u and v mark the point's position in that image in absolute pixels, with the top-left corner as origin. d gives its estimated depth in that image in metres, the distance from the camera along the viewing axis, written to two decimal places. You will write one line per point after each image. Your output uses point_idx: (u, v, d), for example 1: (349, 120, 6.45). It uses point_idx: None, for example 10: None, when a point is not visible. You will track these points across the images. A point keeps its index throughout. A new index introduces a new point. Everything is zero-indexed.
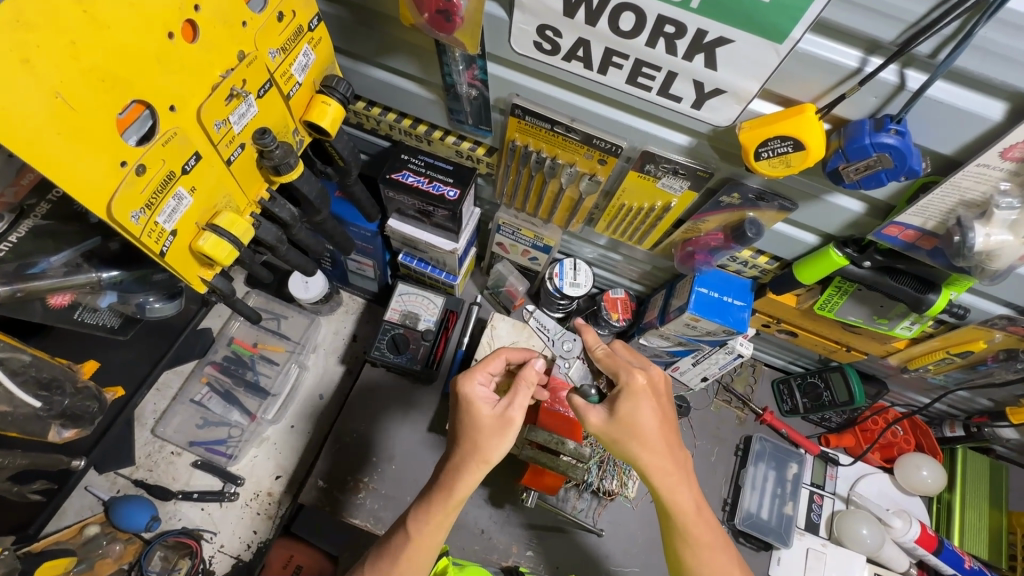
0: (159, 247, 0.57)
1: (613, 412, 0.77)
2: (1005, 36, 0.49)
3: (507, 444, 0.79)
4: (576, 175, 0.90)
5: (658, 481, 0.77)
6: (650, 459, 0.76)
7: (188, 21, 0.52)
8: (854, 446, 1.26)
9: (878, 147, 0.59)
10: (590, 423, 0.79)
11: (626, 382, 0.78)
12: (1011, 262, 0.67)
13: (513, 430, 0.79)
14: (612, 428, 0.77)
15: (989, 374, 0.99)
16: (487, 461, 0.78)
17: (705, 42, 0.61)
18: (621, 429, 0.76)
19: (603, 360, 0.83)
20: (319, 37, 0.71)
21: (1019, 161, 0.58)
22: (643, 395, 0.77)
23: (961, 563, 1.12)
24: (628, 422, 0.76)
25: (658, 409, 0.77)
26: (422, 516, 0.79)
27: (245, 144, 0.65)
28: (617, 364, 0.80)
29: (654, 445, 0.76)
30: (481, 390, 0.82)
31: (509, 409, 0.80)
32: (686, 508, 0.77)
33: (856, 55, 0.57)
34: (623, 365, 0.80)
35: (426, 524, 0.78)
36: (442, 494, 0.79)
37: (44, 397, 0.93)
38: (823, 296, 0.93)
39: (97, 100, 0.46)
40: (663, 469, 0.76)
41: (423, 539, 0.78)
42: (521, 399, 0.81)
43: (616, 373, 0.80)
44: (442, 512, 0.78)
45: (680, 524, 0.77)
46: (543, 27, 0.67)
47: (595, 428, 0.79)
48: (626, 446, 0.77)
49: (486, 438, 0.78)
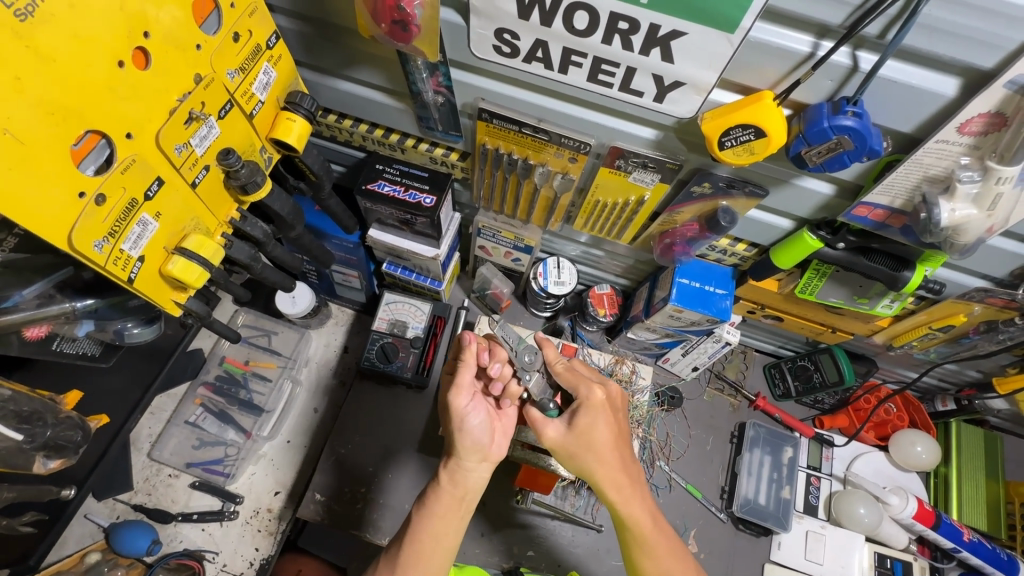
0: (127, 274, 0.57)
1: (569, 424, 0.81)
2: (951, 13, 0.50)
3: (462, 433, 0.82)
4: (550, 174, 0.90)
5: (609, 493, 0.79)
6: (605, 473, 0.79)
7: (139, 48, 0.52)
8: (847, 426, 1.25)
9: (838, 130, 0.60)
10: (547, 436, 0.82)
11: (585, 397, 0.82)
12: (980, 235, 0.67)
13: (460, 413, 0.83)
14: (569, 439, 0.80)
15: (974, 346, 0.99)
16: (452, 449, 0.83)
17: (660, 35, 0.61)
18: (577, 441, 0.80)
19: (563, 375, 0.84)
20: (278, 54, 0.71)
21: (977, 135, 0.58)
22: (598, 411, 0.81)
23: (960, 535, 1.11)
24: (582, 433, 0.80)
25: (611, 425, 0.81)
26: (426, 513, 0.78)
27: (210, 165, 0.66)
28: (575, 378, 0.83)
29: (606, 457, 0.79)
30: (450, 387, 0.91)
31: (460, 389, 0.83)
32: (643, 521, 0.78)
33: (808, 39, 0.58)
34: (581, 381, 0.83)
35: (433, 518, 0.78)
36: (436, 489, 0.81)
37: (26, 430, 0.94)
38: (803, 279, 0.93)
39: (46, 134, 0.46)
40: (616, 482, 0.79)
41: (427, 533, 0.76)
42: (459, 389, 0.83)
43: (576, 388, 0.83)
44: (441, 503, 0.79)
45: (635, 535, 0.78)
46: (499, 30, 0.67)
47: (551, 442, 0.82)
48: (584, 458, 0.80)
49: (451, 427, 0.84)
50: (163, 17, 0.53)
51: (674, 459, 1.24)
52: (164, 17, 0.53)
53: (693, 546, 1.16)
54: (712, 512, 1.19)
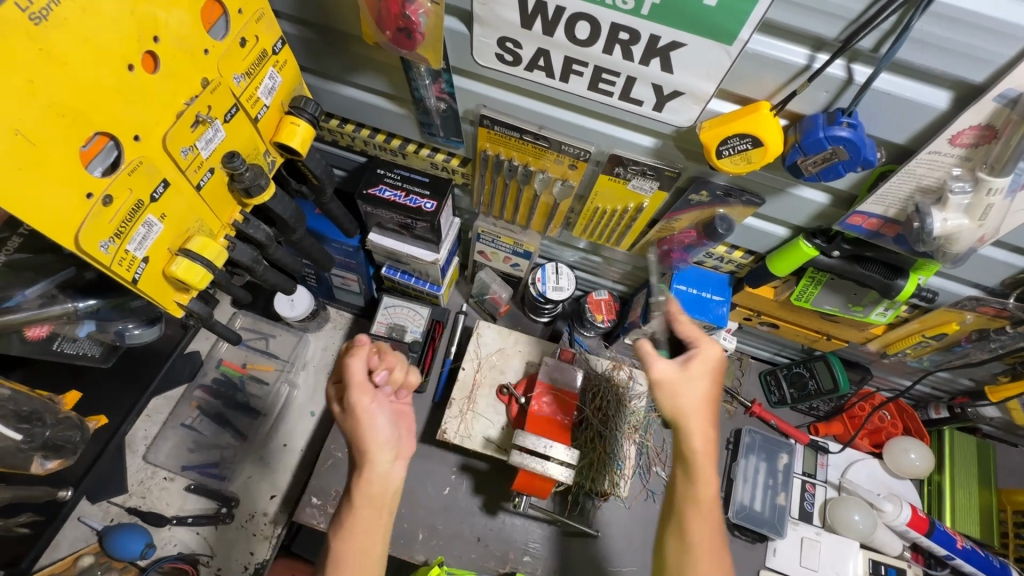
0: (132, 275, 0.58)
1: (682, 367, 0.82)
2: (942, 29, 0.51)
3: (369, 429, 0.78)
4: (549, 181, 0.91)
5: (693, 439, 0.80)
6: (700, 420, 0.80)
7: (148, 53, 0.53)
8: (842, 433, 1.27)
9: (833, 140, 0.61)
10: (655, 370, 0.81)
11: (704, 347, 0.83)
12: (971, 244, 0.68)
13: (365, 411, 0.78)
14: (679, 378, 0.81)
15: (966, 355, 1.01)
16: (366, 450, 0.78)
17: (659, 46, 0.62)
18: (683, 379, 0.81)
19: (684, 326, 0.87)
20: (284, 59, 0.72)
21: (968, 147, 0.60)
22: (712, 363, 0.82)
23: (953, 541, 1.12)
24: (694, 376, 0.81)
25: (717, 379, 0.83)
26: (343, 525, 0.76)
27: (215, 168, 0.66)
28: (699, 332, 0.85)
29: (693, 406, 0.80)
30: (332, 389, 0.84)
31: (359, 387, 0.78)
32: (710, 480, 0.80)
33: (803, 52, 0.59)
34: (698, 335, 0.85)
35: (350, 531, 0.75)
36: (349, 500, 0.77)
37: (25, 430, 0.95)
38: (799, 286, 0.94)
39: (57, 136, 0.47)
40: (696, 430, 0.80)
41: (352, 549, 0.74)
42: (354, 387, 0.78)
43: (694, 340, 0.85)
44: (367, 513, 0.76)
45: (693, 490, 0.80)
46: (502, 39, 0.68)
47: (658, 375, 0.82)
48: (690, 402, 0.80)
49: (354, 428, 0.79)
50: (173, 22, 0.54)
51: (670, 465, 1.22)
52: (172, 21, 0.54)
53: None
54: None
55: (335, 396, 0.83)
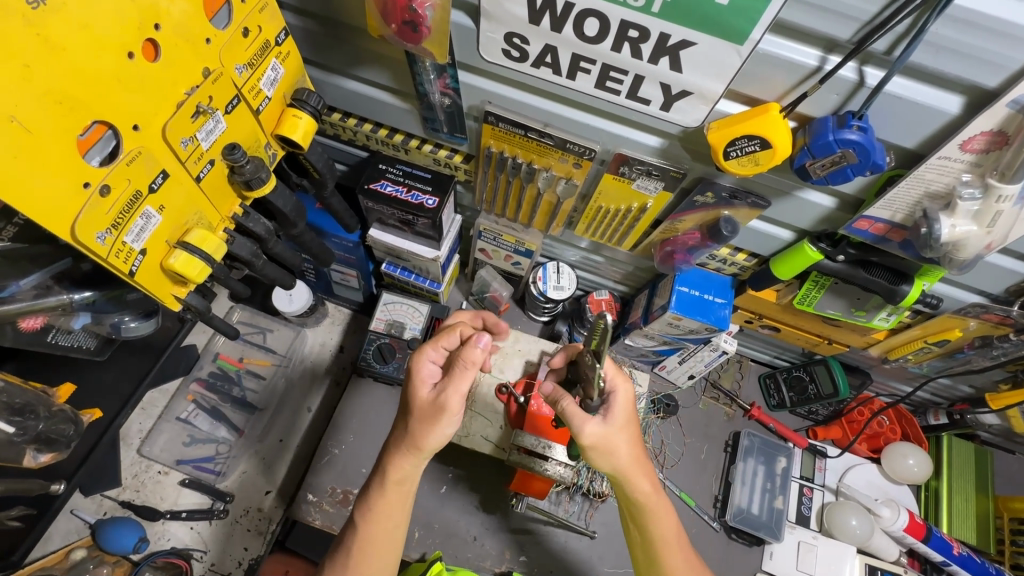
0: (129, 267, 0.57)
1: (606, 419, 0.75)
2: (956, 32, 0.51)
3: (439, 431, 0.75)
4: (553, 179, 0.91)
5: (640, 487, 0.78)
6: (639, 466, 0.77)
7: (149, 41, 0.52)
8: (841, 438, 1.26)
9: (842, 143, 0.60)
10: (586, 434, 0.74)
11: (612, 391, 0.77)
12: (979, 251, 0.67)
13: (445, 416, 0.75)
14: (609, 436, 0.75)
15: (967, 361, 1.00)
16: (420, 446, 0.76)
17: (669, 45, 0.61)
18: (611, 434, 0.75)
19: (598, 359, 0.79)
20: (287, 51, 0.71)
21: (978, 153, 0.59)
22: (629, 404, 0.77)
23: (950, 548, 1.11)
24: (621, 426, 0.76)
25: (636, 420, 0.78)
26: (366, 509, 0.77)
27: (215, 160, 0.65)
28: (613, 372, 0.77)
29: (621, 449, 0.76)
30: (428, 368, 0.80)
31: (455, 393, 0.75)
32: (648, 495, 0.79)
33: (815, 53, 0.58)
34: (617, 378, 0.77)
35: (374, 518, 0.76)
36: (378, 483, 0.78)
37: (19, 421, 0.93)
38: (802, 290, 0.94)
39: (53, 123, 0.46)
40: (647, 472, 0.79)
41: (376, 536, 0.76)
42: (454, 386, 0.75)
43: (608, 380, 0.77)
44: (389, 501, 0.77)
45: (656, 532, 0.80)
46: (510, 35, 0.67)
47: (590, 440, 0.74)
48: (622, 455, 0.76)
49: (423, 418, 0.76)
50: (174, 9, 0.53)
51: (669, 467, 1.24)
52: (173, 9, 0.53)
53: None
54: (704, 520, 1.19)
55: (425, 378, 0.80)
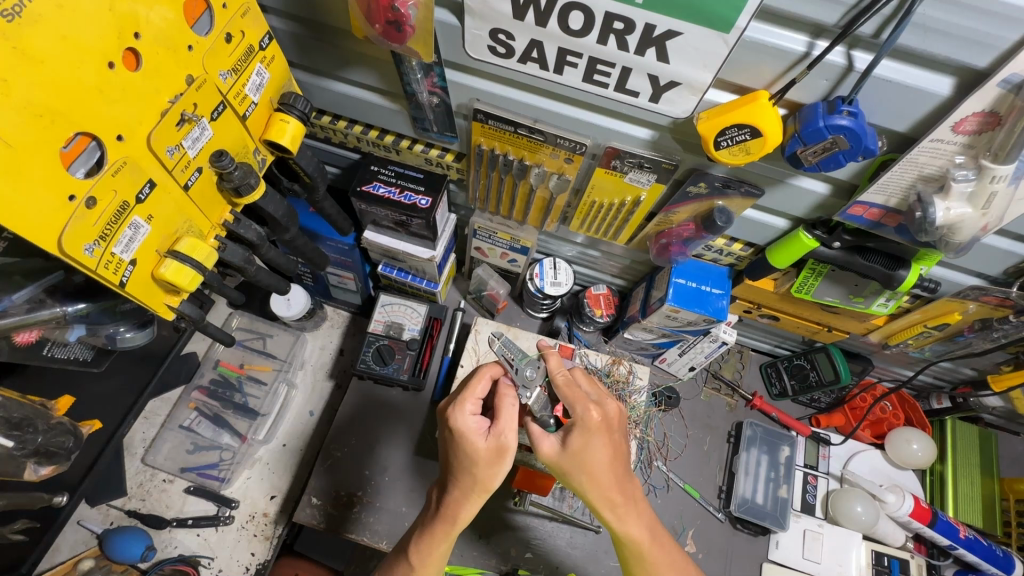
0: (119, 278, 0.57)
1: (564, 444, 0.77)
2: (944, 13, 0.50)
3: (504, 472, 0.75)
4: (545, 175, 0.90)
5: (630, 530, 0.78)
6: (597, 493, 0.77)
7: (129, 50, 0.52)
8: (844, 425, 1.26)
9: (833, 129, 0.60)
10: (543, 452, 0.78)
11: (581, 417, 0.78)
12: (974, 233, 0.67)
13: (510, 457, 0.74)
14: (564, 460, 0.77)
15: (969, 345, 1.00)
16: (487, 488, 0.75)
17: (654, 35, 0.61)
18: (572, 460, 0.76)
19: (562, 389, 0.81)
20: (272, 55, 0.71)
21: (971, 134, 0.59)
22: (594, 429, 0.77)
23: (956, 532, 1.11)
24: (583, 458, 0.76)
25: (606, 444, 0.77)
26: (420, 543, 0.79)
27: (203, 168, 0.65)
28: (574, 396, 0.79)
29: (602, 481, 0.76)
30: (473, 421, 0.75)
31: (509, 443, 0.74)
32: (640, 538, 0.79)
33: (803, 39, 0.58)
34: (579, 400, 0.79)
35: (428, 557, 0.78)
36: (429, 528, 0.79)
37: (18, 436, 0.92)
38: (799, 279, 0.93)
39: (35, 138, 0.46)
40: (611, 503, 0.77)
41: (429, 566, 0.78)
42: (513, 425, 0.76)
43: (572, 406, 0.79)
44: (445, 541, 0.78)
45: (630, 548, 0.79)
46: (494, 31, 0.66)
47: (546, 457, 0.78)
48: (579, 480, 0.77)
49: (490, 467, 0.74)
50: (153, 17, 0.52)
51: (672, 459, 1.24)
52: (152, 17, 0.52)
53: (692, 546, 1.15)
54: (710, 511, 1.19)
55: (472, 432, 0.74)
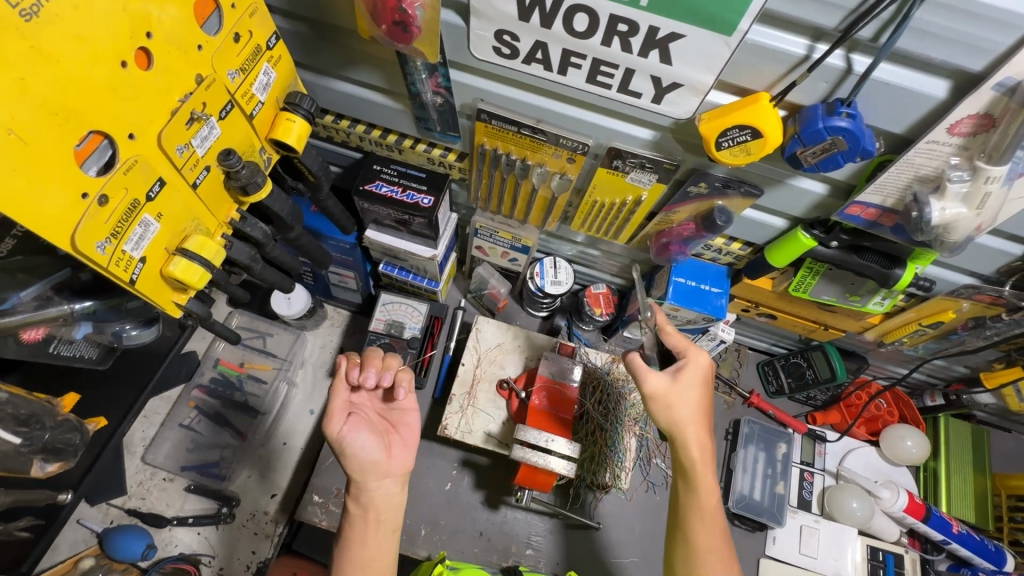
0: (129, 275, 0.57)
1: (675, 376, 0.82)
2: (941, 18, 0.51)
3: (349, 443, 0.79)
4: (547, 175, 0.91)
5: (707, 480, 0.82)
6: (694, 431, 0.82)
7: (142, 49, 0.52)
8: (840, 422, 1.27)
9: (832, 131, 0.61)
10: (649, 383, 0.82)
11: (691, 358, 0.84)
12: (968, 233, 0.68)
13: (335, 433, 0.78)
14: (673, 390, 0.82)
15: (962, 342, 1.02)
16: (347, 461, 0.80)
17: (658, 38, 0.62)
18: (677, 390, 0.82)
19: (673, 335, 0.87)
20: (278, 55, 0.71)
21: (966, 136, 0.60)
22: (703, 372, 0.84)
23: (949, 527, 1.13)
24: (684, 390, 0.82)
25: (708, 389, 0.84)
26: (347, 542, 0.77)
27: (211, 166, 0.66)
28: (686, 341, 0.85)
29: (693, 417, 0.82)
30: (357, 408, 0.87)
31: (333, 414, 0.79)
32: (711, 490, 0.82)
33: (803, 42, 0.59)
34: (688, 344, 0.85)
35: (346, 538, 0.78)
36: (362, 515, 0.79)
37: (25, 432, 0.92)
38: (796, 278, 0.95)
39: (50, 134, 0.46)
40: (686, 443, 0.82)
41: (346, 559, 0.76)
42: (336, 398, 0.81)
43: (683, 350, 0.85)
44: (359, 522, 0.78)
45: (698, 500, 0.82)
46: (499, 32, 0.67)
47: (651, 389, 0.82)
48: (676, 413, 0.82)
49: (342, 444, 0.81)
50: (166, 17, 0.53)
51: None
52: (165, 16, 0.53)
53: None
54: None
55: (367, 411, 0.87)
